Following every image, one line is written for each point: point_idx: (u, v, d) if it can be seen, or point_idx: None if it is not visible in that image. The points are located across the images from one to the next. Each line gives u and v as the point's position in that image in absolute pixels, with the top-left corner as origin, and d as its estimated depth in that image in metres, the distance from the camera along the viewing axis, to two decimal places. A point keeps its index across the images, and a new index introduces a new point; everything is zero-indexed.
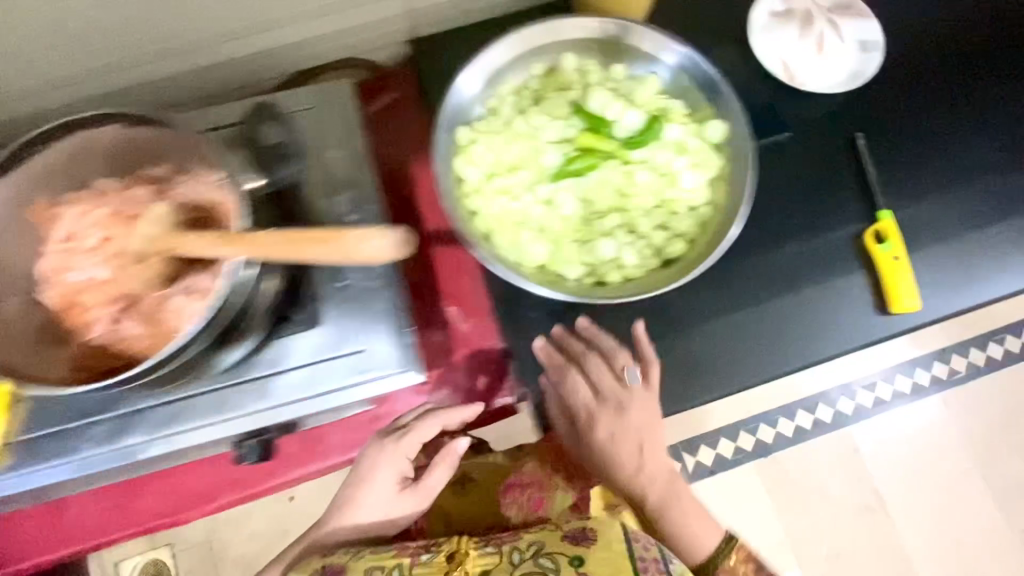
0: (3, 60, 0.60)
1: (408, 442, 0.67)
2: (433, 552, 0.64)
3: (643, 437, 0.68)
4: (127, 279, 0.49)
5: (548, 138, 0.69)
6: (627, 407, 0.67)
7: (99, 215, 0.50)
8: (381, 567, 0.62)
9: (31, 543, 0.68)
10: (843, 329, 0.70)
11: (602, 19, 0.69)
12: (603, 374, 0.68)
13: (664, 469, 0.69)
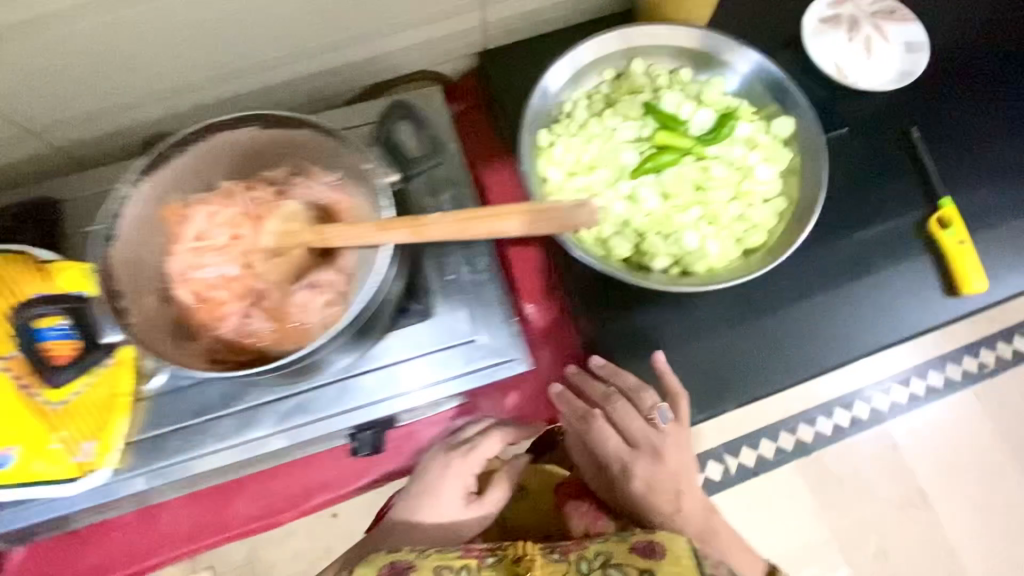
0: (112, 79, 0.63)
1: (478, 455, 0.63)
2: (500, 555, 0.55)
3: (683, 488, 0.59)
4: (266, 272, 0.52)
5: (624, 138, 0.72)
6: (662, 455, 0.60)
7: (229, 215, 0.52)
8: (448, 566, 0.54)
9: (122, 551, 0.67)
10: (903, 322, 0.72)
11: (668, 26, 0.73)
12: (632, 419, 0.62)
13: (709, 516, 0.60)
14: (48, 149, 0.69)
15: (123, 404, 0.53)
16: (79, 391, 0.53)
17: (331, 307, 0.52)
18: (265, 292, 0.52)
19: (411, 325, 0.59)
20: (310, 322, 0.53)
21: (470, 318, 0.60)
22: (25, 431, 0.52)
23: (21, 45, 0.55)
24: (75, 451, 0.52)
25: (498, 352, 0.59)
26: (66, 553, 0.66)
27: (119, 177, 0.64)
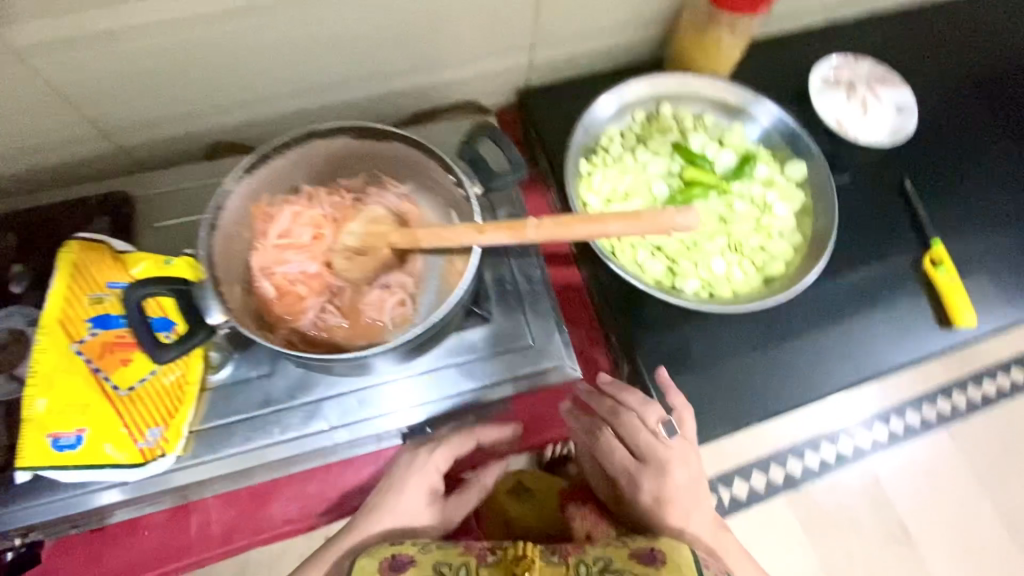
0: (188, 86, 0.67)
1: (443, 454, 0.61)
2: (499, 555, 0.54)
3: (688, 506, 0.59)
4: (347, 270, 0.56)
5: (655, 172, 0.79)
6: (671, 472, 0.59)
7: (313, 215, 0.56)
8: (449, 564, 0.53)
9: (146, 551, 0.66)
10: (898, 356, 0.78)
11: (697, 76, 0.81)
12: (638, 434, 0.61)
13: (713, 532, 0.60)
14: (110, 149, 0.72)
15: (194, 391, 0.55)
16: (148, 378, 0.54)
17: (402, 306, 0.57)
18: (343, 289, 0.56)
19: (472, 330, 0.63)
20: (383, 319, 0.56)
21: (525, 325, 0.64)
22: (95, 414, 0.52)
23: (127, 46, 0.60)
24: (142, 435, 0.53)
25: (551, 357, 0.64)
26: (90, 552, 0.65)
27: (185, 178, 0.67)
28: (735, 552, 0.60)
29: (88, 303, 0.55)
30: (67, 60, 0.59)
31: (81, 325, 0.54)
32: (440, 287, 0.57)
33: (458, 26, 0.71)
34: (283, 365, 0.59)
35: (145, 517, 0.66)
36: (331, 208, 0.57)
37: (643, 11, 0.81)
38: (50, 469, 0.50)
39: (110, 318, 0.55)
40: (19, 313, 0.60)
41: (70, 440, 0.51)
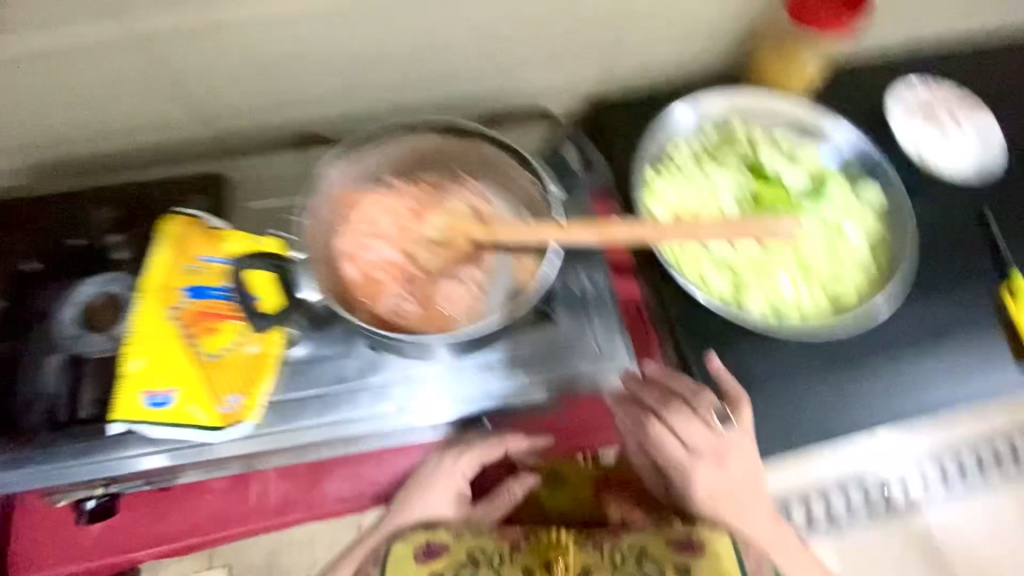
0: (282, 78, 0.71)
1: (470, 460, 0.65)
2: (532, 539, 0.63)
3: (739, 499, 0.62)
4: (426, 260, 0.59)
5: (726, 185, 0.78)
6: (724, 464, 0.62)
7: (399, 206, 0.60)
8: (482, 549, 0.61)
9: (207, 515, 0.69)
10: (975, 399, 0.73)
11: (772, 94, 0.81)
12: (697, 429, 0.63)
13: (766, 524, 0.62)
14: (204, 135, 0.75)
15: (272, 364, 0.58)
16: (232, 347, 0.58)
17: (472, 300, 0.58)
18: (419, 278, 0.58)
19: (537, 330, 0.64)
20: (454, 311, 0.58)
21: (588, 330, 0.65)
22: (185, 375, 0.56)
23: (240, 37, 0.65)
24: (223, 400, 0.56)
25: (612, 362, 0.64)
26: (153, 510, 0.68)
27: (277, 162, 0.72)
28: (789, 547, 0.63)
29: (184, 273, 0.60)
30: (189, 48, 0.65)
31: (176, 294, 0.59)
32: (511, 283, 0.58)
33: (541, 34, 0.74)
34: (355, 346, 0.61)
35: (209, 482, 0.70)
36: (414, 200, 0.60)
37: (723, 28, 0.81)
38: (141, 424, 0.54)
39: (203, 288, 0.59)
40: (120, 280, 0.65)
41: (162, 399, 0.55)
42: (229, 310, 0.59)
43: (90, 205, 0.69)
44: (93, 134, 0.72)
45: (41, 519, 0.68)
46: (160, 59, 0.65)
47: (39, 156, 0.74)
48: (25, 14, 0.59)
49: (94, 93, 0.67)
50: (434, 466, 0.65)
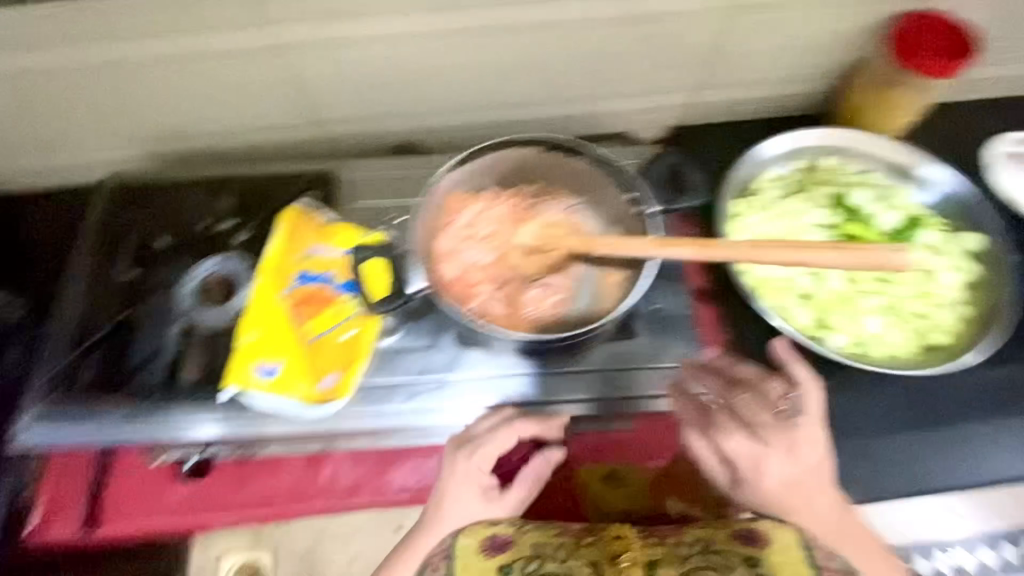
0: (389, 90, 0.76)
1: (481, 458, 0.57)
2: (599, 534, 0.58)
3: (811, 490, 0.54)
4: (520, 266, 0.62)
5: (812, 221, 0.79)
6: (794, 451, 0.54)
7: (498, 214, 0.63)
8: (546, 540, 0.57)
9: (282, 491, 0.72)
10: None
11: (864, 134, 0.81)
12: (758, 411, 0.56)
13: (840, 521, 0.55)
14: (306, 138, 0.81)
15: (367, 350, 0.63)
16: (332, 331, 0.63)
17: (558, 307, 0.61)
18: (511, 282, 0.61)
19: (618, 344, 0.66)
20: (541, 317, 0.61)
21: (666, 348, 0.67)
22: (289, 352, 0.61)
23: (358, 51, 0.71)
24: (320, 379, 0.61)
25: None
26: (235, 479, 0.72)
27: (380, 168, 0.77)
28: (862, 548, 0.55)
29: (295, 260, 0.65)
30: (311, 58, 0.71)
31: (288, 277, 0.65)
32: (595, 295, 0.61)
33: (635, 62, 0.77)
34: (445, 339, 0.65)
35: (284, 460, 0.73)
36: (513, 210, 0.63)
37: (816, 65, 0.82)
38: (251, 390, 0.59)
39: (310, 275, 0.64)
40: (231, 261, 0.71)
41: (269, 370, 0.60)
42: (332, 296, 0.64)
43: (212, 194, 0.76)
44: (215, 132, 0.79)
45: (134, 478, 0.71)
46: (285, 66, 0.72)
47: (163, 148, 0.81)
48: (177, 20, 0.66)
49: (221, 93, 0.74)
50: (464, 466, 0.57)
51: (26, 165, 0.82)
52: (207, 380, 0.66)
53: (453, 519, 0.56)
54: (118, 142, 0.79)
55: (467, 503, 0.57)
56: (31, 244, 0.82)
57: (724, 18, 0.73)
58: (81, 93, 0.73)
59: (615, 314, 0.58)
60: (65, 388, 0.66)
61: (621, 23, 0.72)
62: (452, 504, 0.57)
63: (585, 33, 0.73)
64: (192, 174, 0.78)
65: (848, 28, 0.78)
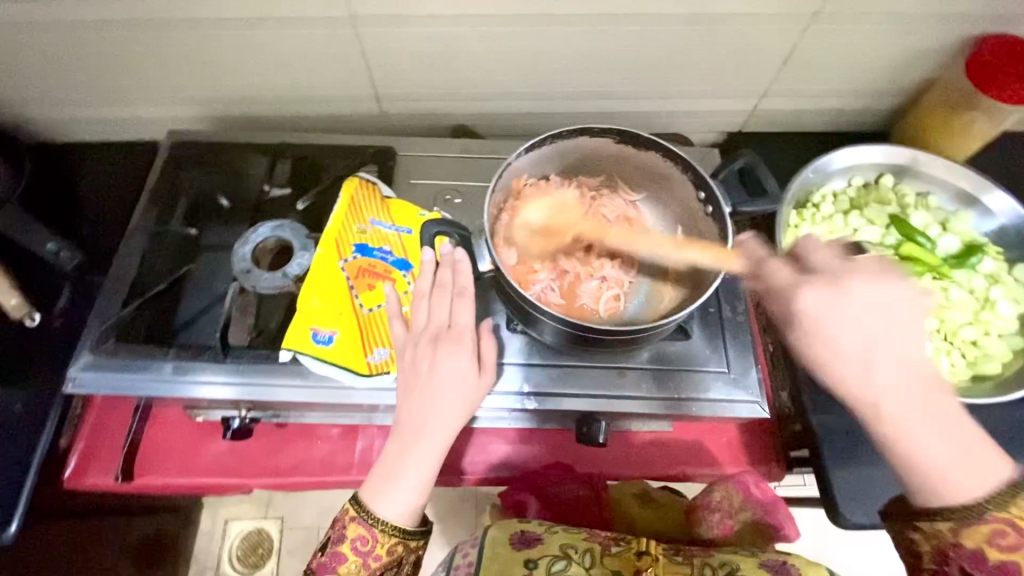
0: (459, 73, 0.78)
1: (448, 336, 0.56)
2: (623, 547, 0.66)
3: (863, 329, 0.47)
4: (527, 243, 0.60)
5: (866, 239, 0.78)
6: (847, 290, 0.48)
7: (529, 189, 0.62)
8: (574, 545, 0.66)
9: (315, 459, 0.74)
10: None
11: (931, 155, 0.78)
12: (815, 248, 0.52)
13: (897, 381, 0.47)
14: (377, 113, 0.84)
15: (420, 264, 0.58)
16: (386, 304, 0.64)
17: (613, 300, 0.61)
18: (571, 272, 0.61)
19: (672, 344, 0.65)
20: (596, 309, 0.61)
21: (720, 353, 0.65)
22: (344, 322, 0.61)
23: (426, 29, 0.70)
24: (372, 351, 0.61)
25: (742, 390, 0.63)
26: (272, 444, 0.74)
27: (441, 147, 0.78)
28: (929, 421, 0.46)
29: (355, 232, 0.66)
30: (377, 32, 0.70)
31: (345, 248, 0.65)
32: (649, 291, 0.62)
33: (700, 59, 0.77)
34: (500, 323, 0.66)
35: (321, 428, 0.75)
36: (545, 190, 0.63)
37: (882, 80, 0.82)
38: (307, 355, 0.59)
39: (369, 248, 0.66)
40: (293, 228, 0.67)
41: (325, 338, 0.60)
42: (390, 270, 0.65)
43: (268, 159, 0.75)
44: (289, 100, 0.81)
45: (172, 431, 0.73)
46: (354, 38, 0.71)
47: (228, 110, 0.83)
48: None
49: (291, 62, 0.75)
50: (423, 362, 0.56)
51: (90, 117, 0.83)
52: (258, 346, 0.64)
53: (431, 419, 0.54)
54: (184, 100, 0.81)
55: (441, 398, 0.54)
56: (91, 194, 0.84)
57: (800, 24, 0.72)
58: (144, 54, 0.73)
59: (679, 314, 0.55)
60: (117, 336, 0.64)
61: (694, 22, 0.71)
62: (426, 405, 0.55)
63: (656, 28, 0.72)
64: (249, 137, 0.78)
65: (925, 45, 0.76)
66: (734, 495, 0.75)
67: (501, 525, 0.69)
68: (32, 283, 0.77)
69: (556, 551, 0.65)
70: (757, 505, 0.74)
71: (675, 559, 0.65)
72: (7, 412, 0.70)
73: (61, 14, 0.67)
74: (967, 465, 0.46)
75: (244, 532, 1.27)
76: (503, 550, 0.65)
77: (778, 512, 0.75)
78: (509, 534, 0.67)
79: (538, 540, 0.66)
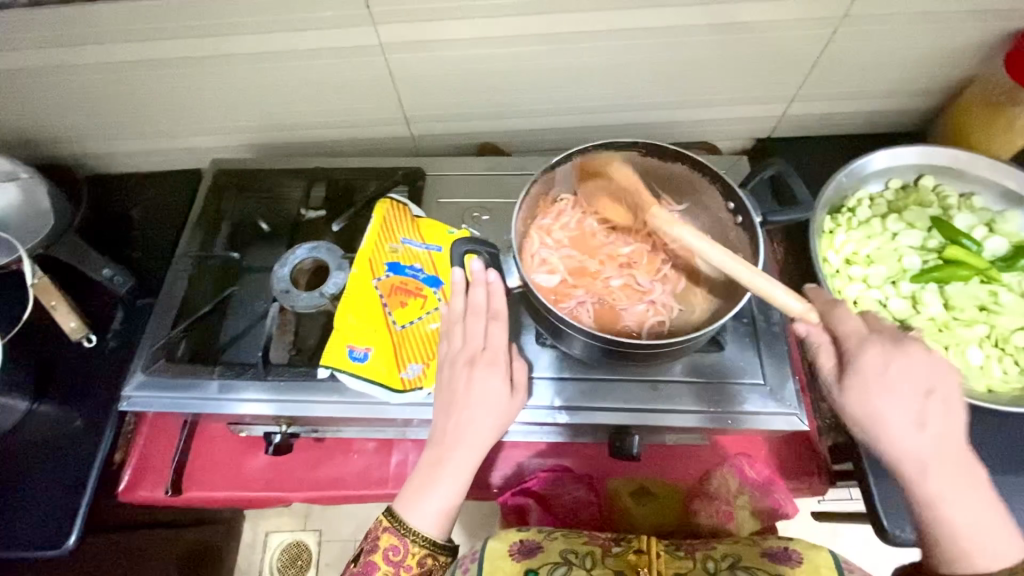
0: (487, 92, 0.79)
1: (485, 356, 0.58)
2: (624, 547, 0.63)
3: (928, 395, 0.47)
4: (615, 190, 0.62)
5: (908, 244, 0.75)
6: (909, 354, 0.48)
7: (604, 193, 0.64)
8: (575, 550, 0.62)
9: (352, 472, 0.76)
10: None
11: (973, 154, 0.76)
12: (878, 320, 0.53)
13: (942, 444, 0.47)
14: (408, 135, 0.87)
15: (452, 283, 0.59)
16: (419, 320, 0.66)
17: (659, 325, 0.60)
18: (610, 292, 0.61)
19: (706, 357, 0.64)
20: (639, 331, 0.60)
21: (756, 363, 0.64)
22: (377, 339, 0.63)
23: (454, 52, 0.72)
24: (405, 367, 0.63)
25: (782, 402, 0.62)
26: (310, 458, 0.76)
27: (470, 164, 0.80)
28: (965, 490, 0.47)
29: (387, 250, 0.68)
30: (405, 57, 0.73)
31: (378, 267, 0.67)
32: (682, 301, 0.61)
33: (726, 67, 0.77)
34: (529, 337, 0.66)
35: (356, 442, 0.77)
36: (619, 194, 0.63)
37: (917, 79, 0.80)
38: (343, 372, 0.60)
39: (401, 266, 0.68)
40: (328, 249, 0.69)
41: (360, 354, 0.62)
42: (421, 288, 0.67)
43: (304, 183, 0.79)
44: (324, 127, 0.85)
45: (216, 445, 0.76)
46: (385, 65, 0.74)
47: (268, 137, 0.87)
48: (280, 19, 0.67)
49: (324, 90, 0.78)
50: (461, 379, 0.57)
51: (140, 149, 0.89)
52: (296, 363, 0.67)
53: (471, 436, 0.56)
54: (226, 131, 0.86)
55: (478, 416, 0.56)
56: (141, 221, 0.89)
57: (827, 28, 0.71)
58: (187, 88, 0.77)
59: (706, 330, 0.56)
60: (166, 356, 0.67)
61: (717, 31, 0.71)
62: (463, 421, 0.56)
63: (680, 39, 0.72)
64: (286, 163, 0.81)
65: (962, 44, 0.74)
66: (732, 480, 0.73)
67: (499, 537, 0.64)
68: (90, 305, 0.82)
69: (557, 558, 0.61)
70: (752, 487, 0.74)
71: (677, 554, 0.62)
72: (69, 428, 0.75)
73: (115, 57, 0.72)
74: (992, 533, 0.47)
75: (284, 544, 1.30)
76: (503, 563, 0.60)
77: (775, 494, 0.74)
78: (509, 546, 0.63)
79: (539, 549, 0.62)
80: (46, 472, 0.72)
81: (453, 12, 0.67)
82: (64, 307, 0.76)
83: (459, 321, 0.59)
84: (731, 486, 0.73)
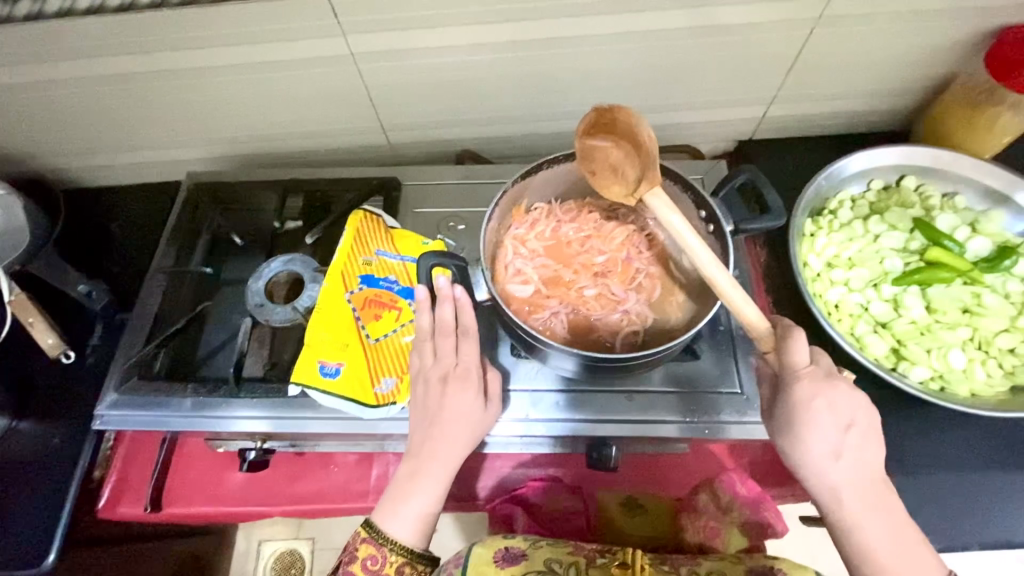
0: (465, 100, 0.79)
1: (456, 375, 0.57)
2: (610, 558, 0.62)
3: (848, 429, 0.48)
4: (614, 158, 0.55)
5: (890, 246, 0.74)
6: (836, 388, 0.48)
7: (604, 159, 0.55)
8: (560, 561, 0.61)
9: (333, 486, 0.75)
10: None
11: (955, 153, 0.75)
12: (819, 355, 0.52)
13: (858, 476, 0.48)
14: (387, 143, 0.86)
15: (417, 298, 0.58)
16: (393, 333, 0.66)
17: (633, 335, 0.60)
18: (583, 302, 0.60)
19: (683, 365, 0.64)
20: (613, 340, 0.60)
21: (733, 371, 0.63)
22: (352, 352, 0.62)
23: (429, 60, 0.72)
24: (379, 381, 0.62)
25: (758, 411, 0.61)
26: (291, 471, 0.75)
27: (448, 172, 0.79)
28: (887, 521, 0.47)
29: (361, 263, 0.68)
30: (379, 67, 0.72)
31: (352, 279, 0.67)
32: (658, 309, 0.61)
33: (704, 70, 0.76)
34: (504, 349, 0.66)
35: (337, 455, 0.76)
36: (622, 164, 0.54)
37: (899, 79, 0.79)
38: (314, 388, 0.60)
39: (375, 278, 0.67)
40: (303, 262, 0.69)
41: (333, 369, 0.61)
42: (396, 300, 0.67)
43: (280, 194, 0.78)
44: (303, 137, 0.84)
45: (198, 460, 0.76)
46: (359, 74, 0.73)
47: (245, 148, 0.87)
48: (251, 31, 0.67)
49: (299, 102, 0.78)
50: (433, 397, 0.57)
51: (118, 162, 0.88)
52: (271, 378, 0.66)
53: (438, 458, 0.55)
54: (203, 143, 0.85)
55: (446, 438, 0.56)
56: (122, 235, 0.89)
57: (805, 29, 0.70)
58: (160, 101, 0.77)
59: (682, 337, 0.54)
60: (138, 374, 0.67)
61: (693, 35, 0.70)
62: (431, 443, 0.56)
63: (656, 43, 0.71)
64: (262, 174, 0.81)
65: (941, 43, 0.73)
66: (720, 496, 0.71)
67: (485, 543, 0.63)
68: (69, 321, 0.82)
69: (542, 567, 0.60)
70: (743, 504, 0.71)
71: (661, 568, 0.61)
72: (48, 446, 0.74)
73: (86, 72, 0.71)
74: (912, 563, 0.46)
75: (277, 553, 1.29)
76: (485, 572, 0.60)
77: (765, 511, 0.72)
78: (494, 553, 0.62)
79: (523, 557, 0.61)
80: (25, 493, 0.72)
81: (425, 20, 0.66)
82: (42, 324, 0.76)
83: (429, 336, 0.58)
84: (720, 503, 0.71)
